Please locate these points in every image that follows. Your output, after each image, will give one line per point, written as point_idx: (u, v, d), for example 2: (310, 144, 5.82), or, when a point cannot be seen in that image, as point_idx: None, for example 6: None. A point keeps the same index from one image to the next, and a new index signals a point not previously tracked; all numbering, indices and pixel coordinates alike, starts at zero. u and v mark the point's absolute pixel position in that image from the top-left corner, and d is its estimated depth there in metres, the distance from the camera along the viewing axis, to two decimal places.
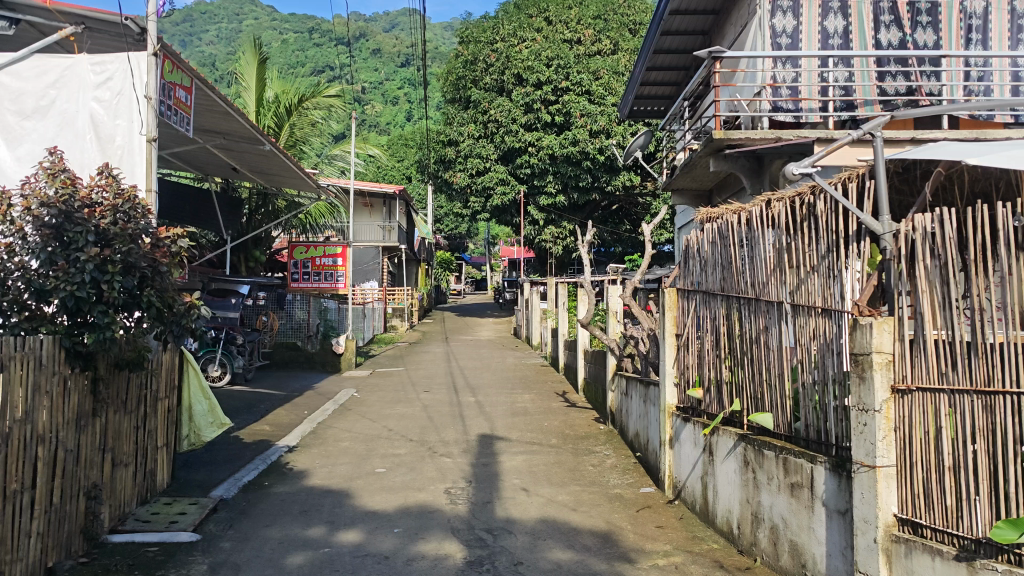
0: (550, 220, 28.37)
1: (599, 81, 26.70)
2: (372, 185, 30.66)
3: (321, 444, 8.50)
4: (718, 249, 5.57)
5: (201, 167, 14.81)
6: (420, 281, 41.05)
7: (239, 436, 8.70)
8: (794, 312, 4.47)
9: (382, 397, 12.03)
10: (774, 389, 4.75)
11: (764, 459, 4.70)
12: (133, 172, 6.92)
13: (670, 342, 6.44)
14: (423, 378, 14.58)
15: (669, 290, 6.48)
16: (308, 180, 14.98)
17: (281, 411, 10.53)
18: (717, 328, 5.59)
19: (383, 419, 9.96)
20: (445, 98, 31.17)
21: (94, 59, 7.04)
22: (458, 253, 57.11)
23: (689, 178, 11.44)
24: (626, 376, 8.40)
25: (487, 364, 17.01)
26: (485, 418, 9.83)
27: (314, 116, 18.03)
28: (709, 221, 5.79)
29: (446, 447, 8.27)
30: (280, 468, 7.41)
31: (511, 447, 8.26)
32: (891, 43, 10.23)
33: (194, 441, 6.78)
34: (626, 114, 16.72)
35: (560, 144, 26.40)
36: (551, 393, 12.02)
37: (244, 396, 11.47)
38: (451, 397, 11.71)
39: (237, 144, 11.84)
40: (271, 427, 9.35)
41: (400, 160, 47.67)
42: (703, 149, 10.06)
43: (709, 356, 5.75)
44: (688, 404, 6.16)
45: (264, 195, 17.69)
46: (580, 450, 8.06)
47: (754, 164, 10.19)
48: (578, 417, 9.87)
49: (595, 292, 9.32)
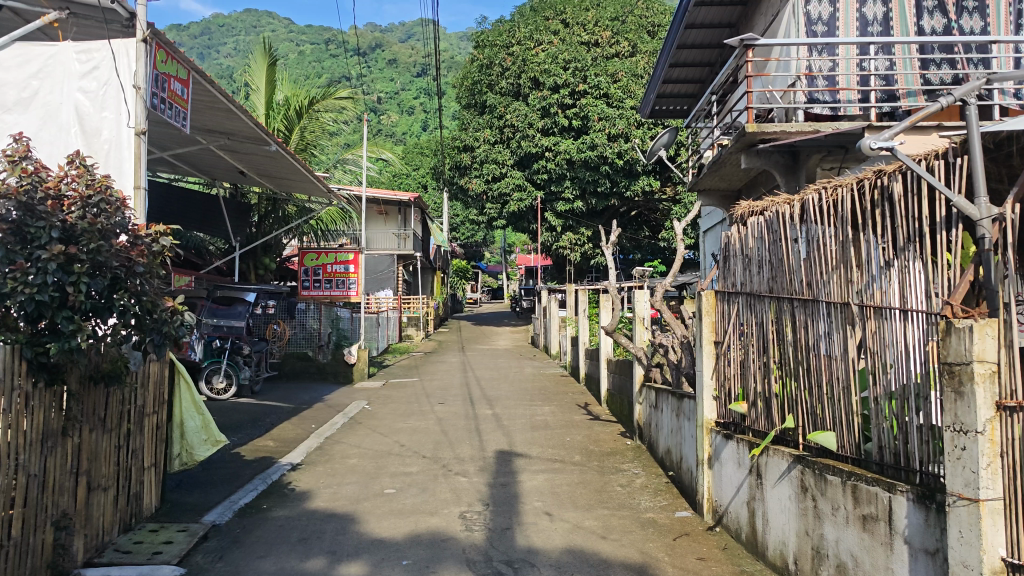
0: (568, 226, 27.81)
1: (617, 84, 26.15)
2: (387, 193, 30.22)
3: (327, 461, 7.91)
4: (765, 245, 4.96)
5: (208, 171, 14.37)
6: (436, 289, 40.56)
7: (240, 453, 8.14)
8: (862, 314, 3.86)
9: (394, 409, 11.45)
10: (836, 403, 4.13)
11: (829, 486, 4.07)
12: (120, 167, 6.36)
13: (708, 350, 5.83)
14: (438, 389, 14.00)
15: (706, 293, 5.87)
16: (318, 183, 14.47)
17: (287, 425, 9.97)
18: (764, 334, 4.97)
19: (395, 433, 9.36)
20: (461, 104, 30.65)
21: (80, 47, 6.53)
22: (474, 261, 56.60)
23: (717, 177, 10.85)
24: (656, 387, 7.77)
25: (504, 375, 16.39)
26: (503, 432, 9.22)
27: (325, 119, 17.51)
28: (754, 215, 5.18)
29: (462, 465, 7.67)
30: (281, 488, 6.82)
31: (532, 464, 7.64)
32: (935, 30, 9.57)
33: (185, 460, 6.20)
34: (647, 114, 16.09)
35: (577, 149, 25.82)
36: (572, 405, 11.43)
37: (250, 409, 10.93)
38: (467, 409, 11.11)
39: (242, 144, 11.34)
40: (275, 443, 8.78)
41: (416, 167, 47.28)
42: (734, 145, 9.47)
43: (754, 366, 5.12)
44: (730, 419, 5.53)
45: (274, 201, 17.22)
46: (606, 468, 7.44)
47: (790, 161, 9.52)
48: (603, 431, 9.25)
49: (621, 297, 8.69)
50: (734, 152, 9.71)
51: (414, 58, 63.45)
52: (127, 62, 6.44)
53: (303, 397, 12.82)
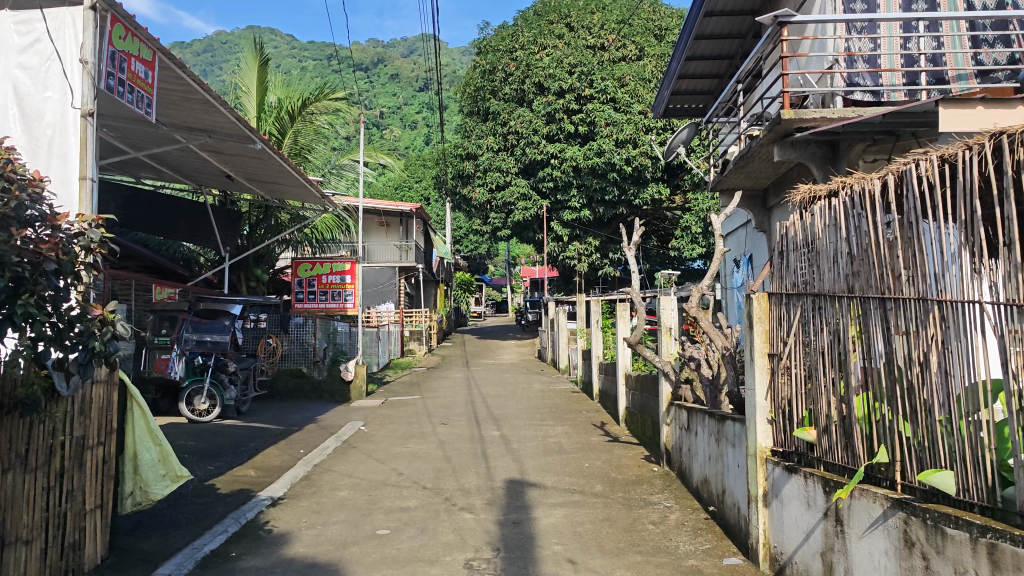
0: (574, 235, 26.90)
1: (624, 89, 25.36)
2: (388, 204, 29.31)
3: (313, 494, 6.92)
4: (841, 233, 4.00)
5: (194, 176, 13.53)
6: (439, 302, 39.60)
7: (214, 485, 7.15)
8: (1000, 315, 2.90)
9: (392, 431, 10.48)
10: (957, 432, 3.17)
11: (948, 542, 3.08)
12: (65, 155, 5.43)
13: (762, 364, 4.85)
14: (441, 406, 13.09)
15: (758, 296, 4.90)
16: (312, 189, 13.58)
17: (273, 450, 8.98)
18: (842, 344, 3.99)
19: (392, 459, 8.38)
20: (463, 112, 29.74)
21: (19, 17, 5.63)
22: (478, 274, 55.62)
23: (743, 174, 9.99)
24: (689, 407, 6.82)
25: (511, 390, 15.44)
26: (512, 458, 8.24)
27: (320, 121, 16.57)
28: (829, 197, 4.22)
29: (467, 498, 6.69)
30: (256, 530, 5.83)
31: (547, 497, 6.65)
32: (987, 5, 8.62)
33: (139, 500, 5.23)
34: (659, 113, 15.18)
35: (584, 156, 24.98)
36: (587, 424, 10.46)
37: (235, 433, 9.96)
38: (472, 431, 10.13)
39: (225, 142, 10.44)
40: (257, 472, 7.80)
41: (418, 179, 46.32)
42: (767, 135, 8.57)
43: (827, 384, 4.15)
44: (791, 448, 4.56)
45: (267, 208, 16.36)
46: (632, 500, 6.46)
47: (828, 152, 8.60)
48: (624, 455, 8.26)
49: (644, 304, 7.67)
50: (765, 143, 8.79)
51: (416, 72, 62.83)
52: (73, 33, 5.49)
53: (294, 418, 11.83)
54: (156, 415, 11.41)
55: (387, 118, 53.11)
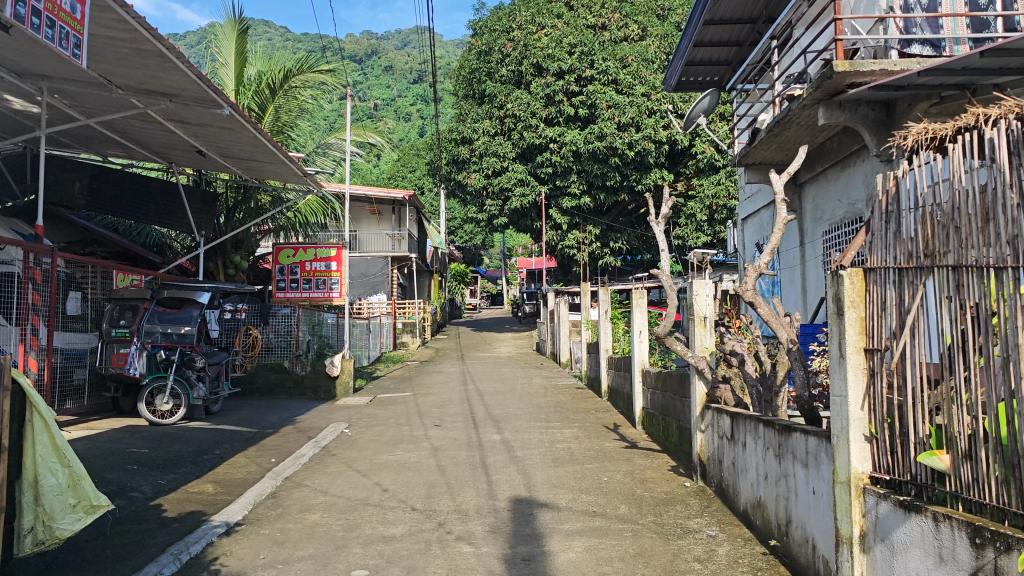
0: (574, 223, 25.79)
1: (626, 70, 24.15)
2: (380, 191, 28.17)
3: (280, 518, 5.72)
4: (1010, 177, 2.82)
5: (161, 151, 12.28)
6: (432, 294, 38.42)
7: (161, 508, 5.95)
8: None
9: (380, 434, 9.30)
10: None
11: None
12: None
13: (857, 362, 3.68)
14: (433, 405, 11.91)
15: (852, 273, 3.71)
16: (293, 167, 12.33)
17: (240, 460, 7.77)
18: (1006, 335, 2.82)
19: (377, 471, 7.19)
20: (456, 96, 28.40)
21: None
22: (473, 266, 54.37)
23: (777, 142, 8.83)
24: (733, 412, 5.65)
25: (510, 387, 14.27)
26: (517, 469, 7.06)
27: (303, 96, 15.28)
28: (978, 132, 3.04)
29: (466, 523, 5.50)
30: (199, 571, 4.62)
31: (562, 523, 5.46)
32: None
33: (42, 539, 4.00)
34: (672, 86, 14.02)
35: (584, 140, 23.78)
36: (598, 427, 9.29)
37: (200, 437, 8.76)
38: (469, 436, 8.94)
39: (190, 108, 9.18)
40: (215, 488, 6.59)
41: (412, 169, 44.93)
42: (812, 93, 7.39)
43: (975, 391, 2.98)
44: (907, 475, 3.39)
45: (245, 190, 15.13)
46: (668, 529, 5.30)
47: (882, 113, 7.44)
48: (647, 466, 7.08)
49: (674, 288, 6.43)
50: (807, 104, 7.61)
51: (410, 64, 61.57)
52: None
53: (270, 419, 10.63)
54: (117, 416, 10.19)
55: (381, 110, 51.79)
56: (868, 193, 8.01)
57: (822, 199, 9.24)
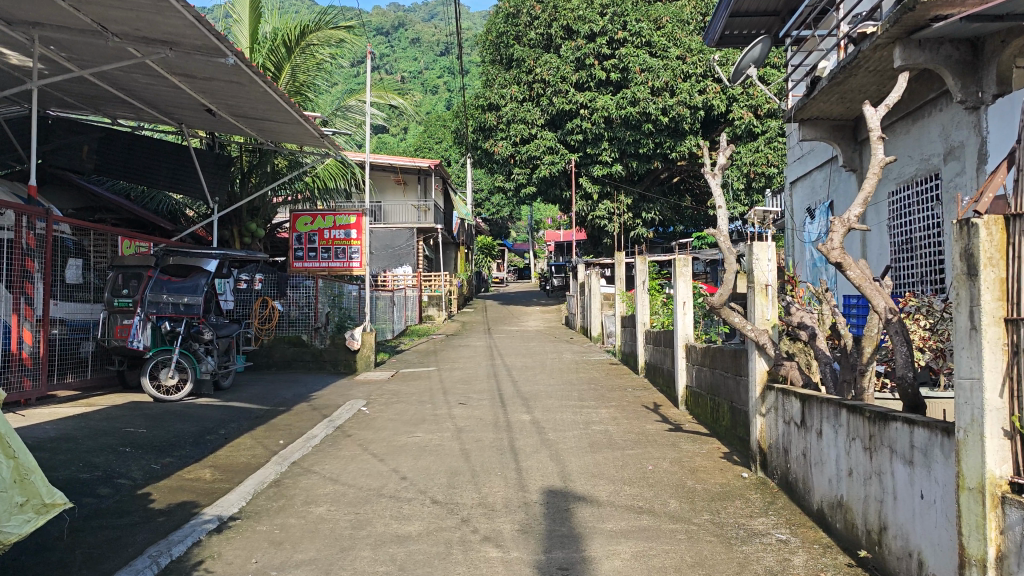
0: (604, 193, 24.80)
1: (661, 31, 23.10)
2: (405, 160, 27.31)
3: (280, 511, 5.01)
4: None
5: (171, 113, 11.59)
6: (459, 267, 37.69)
7: (148, 498, 5.25)
8: None
9: (400, 413, 8.59)
10: None
11: None
12: None
13: (998, 337, 2.84)
14: (458, 381, 11.19)
15: (990, 223, 2.87)
16: (310, 127, 11.58)
17: (245, 441, 7.09)
18: None
19: (394, 456, 6.46)
20: (482, 61, 27.39)
21: None
22: (500, 239, 53.51)
23: (840, 91, 7.92)
24: (804, 395, 4.83)
25: (539, 362, 13.51)
26: (550, 455, 6.30)
27: (322, 55, 14.48)
28: None
29: (493, 520, 4.76)
30: None
31: (604, 521, 4.70)
32: None
33: None
34: (715, 40, 13.06)
35: (616, 105, 22.75)
36: (638, 407, 8.50)
37: (206, 414, 8.10)
38: (497, 415, 8.21)
39: (191, 58, 8.43)
40: (213, 475, 5.89)
41: (438, 140, 44.05)
42: (885, 31, 6.46)
43: None
44: None
45: (261, 153, 14.42)
46: (729, 531, 4.51)
47: (969, 53, 6.51)
48: (696, 453, 6.31)
49: (732, 252, 5.59)
50: (881, 43, 6.67)
51: (436, 36, 60.49)
52: None
53: (283, 394, 9.97)
54: (123, 391, 9.55)
55: (408, 82, 50.86)
56: (947, 146, 7.16)
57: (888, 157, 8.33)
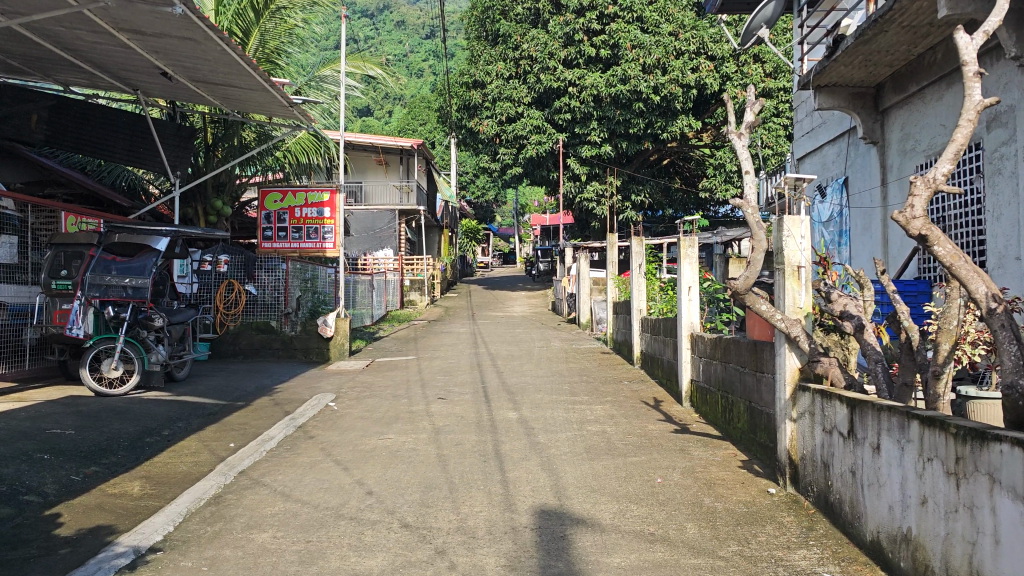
0: (592, 174, 23.91)
1: (652, 6, 22.07)
2: (386, 140, 26.31)
3: (214, 540, 4.10)
4: None
5: (125, 78, 10.58)
6: (443, 251, 36.73)
7: (57, 521, 4.33)
8: None
9: (372, 409, 7.69)
10: None
11: None
12: None
13: None
14: (439, 372, 10.28)
15: None
16: (278, 94, 10.54)
17: (191, 445, 6.18)
18: None
19: (361, 463, 5.57)
20: (467, 37, 26.27)
21: None
22: (485, 223, 52.49)
23: (868, 51, 7.06)
24: (852, 399, 3.96)
25: (527, 350, 12.62)
26: (540, 464, 5.43)
27: (293, 20, 13.51)
28: None
29: (473, 553, 3.88)
30: None
31: (610, 554, 3.83)
32: None
33: None
34: (716, 6, 12.14)
35: (606, 82, 21.75)
36: (637, 404, 7.62)
37: (150, 412, 7.16)
38: (481, 412, 7.31)
39: (133, 6, 7.41)
40: (143, 489, 4.97)
41: (422, 122, 42.88)
42: None
43: None
44: None
45: (227, 124, 13.37)
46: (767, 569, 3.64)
47: None
48: (710, 462, 5.45)
49: (760, 227, 4.72)
50: None
51: (421, 20, 59.23)
52: None
53: (244, 387, 9.03)
54: (64, 383, 8.61)
55: (392, 64, 49.72)
56: (990, 112, 6.33)
57: (917, 127, 7.47)
